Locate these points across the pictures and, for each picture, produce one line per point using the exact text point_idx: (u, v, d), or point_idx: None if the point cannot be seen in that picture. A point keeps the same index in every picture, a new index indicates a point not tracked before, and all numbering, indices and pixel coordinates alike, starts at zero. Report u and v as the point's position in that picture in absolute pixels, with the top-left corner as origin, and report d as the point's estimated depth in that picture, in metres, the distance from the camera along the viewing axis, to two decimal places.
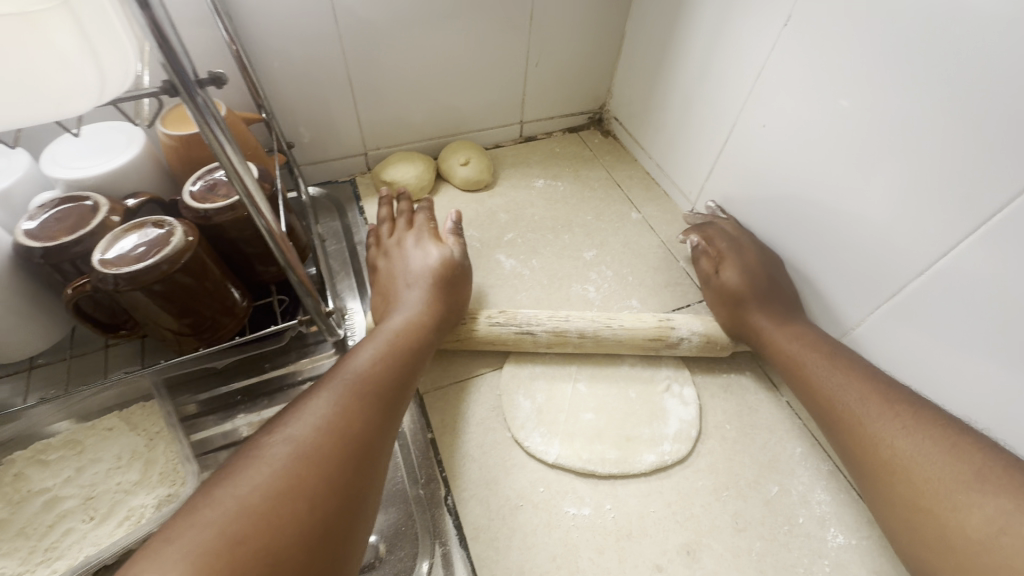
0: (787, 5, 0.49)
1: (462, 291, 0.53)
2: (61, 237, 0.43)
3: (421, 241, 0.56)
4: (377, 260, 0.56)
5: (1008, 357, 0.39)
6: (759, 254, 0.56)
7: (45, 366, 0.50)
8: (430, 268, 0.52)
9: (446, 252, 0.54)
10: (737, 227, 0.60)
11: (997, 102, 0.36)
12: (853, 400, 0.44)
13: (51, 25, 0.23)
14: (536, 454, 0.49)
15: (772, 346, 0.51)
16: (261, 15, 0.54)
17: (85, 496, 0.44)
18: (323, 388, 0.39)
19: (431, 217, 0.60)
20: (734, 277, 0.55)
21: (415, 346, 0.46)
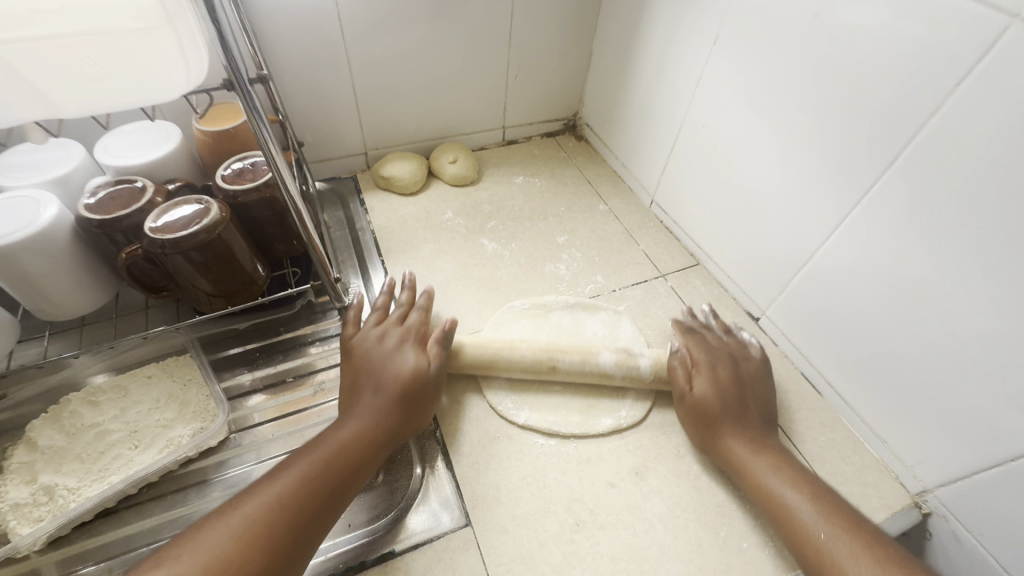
0: (716, 27, 0.60)
1: (423, 405, 0.52)
2: (115, 211, 0.52)
3: (404, 346, 0.55)
4: (357, 343, 0.55)
5: (893, 294, 0.50)
6: (733, 372, 0.55)
7: (93, 324, 0.58)
8: (399, 379, 0.51)
9: (422, 364, 0.53)
10: (719, 340, 0.60)
11: (866, 100, 0.47)
12: (844, 557, 0.42)
13: (160, 37, 0.31)
14: (508, 415, 0.56)
15: (750, 478, 0.49)
16: (281, 33, 0.64)
17: (129, 429, 0.52)
18: (230, 518, 0.38)
19: (424, 320, 0.59)
20: (708, 394, 0.53)
21: (351, 462, 0.45)
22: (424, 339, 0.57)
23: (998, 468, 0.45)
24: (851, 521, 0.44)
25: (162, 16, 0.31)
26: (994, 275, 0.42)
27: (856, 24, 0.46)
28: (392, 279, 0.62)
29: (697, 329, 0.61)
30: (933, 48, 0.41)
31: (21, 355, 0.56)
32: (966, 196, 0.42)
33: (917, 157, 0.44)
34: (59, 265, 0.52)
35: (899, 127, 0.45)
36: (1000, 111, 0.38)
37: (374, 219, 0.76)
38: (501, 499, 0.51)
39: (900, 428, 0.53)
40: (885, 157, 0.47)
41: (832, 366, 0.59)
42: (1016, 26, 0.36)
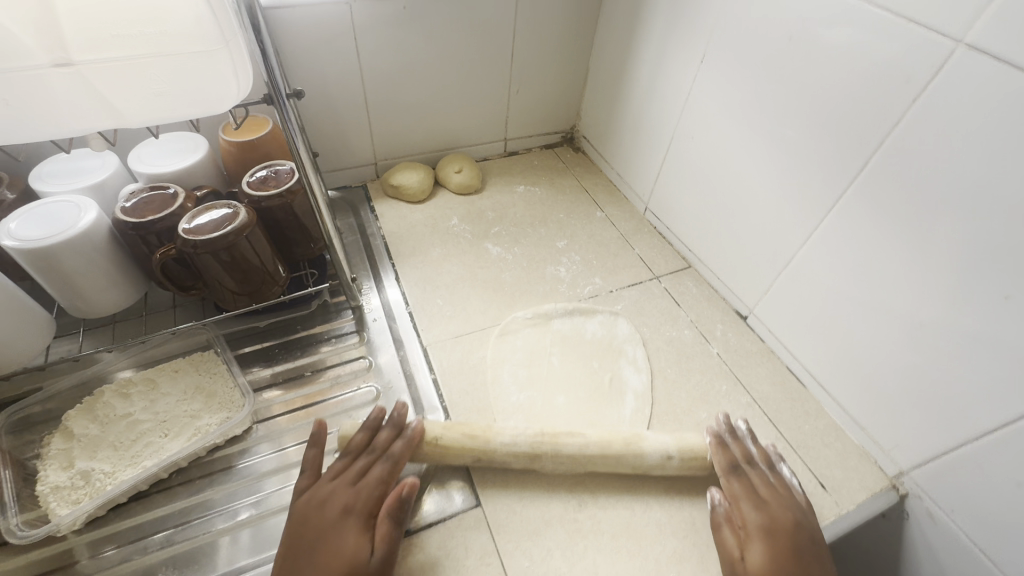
0: (702, 47, 0.66)
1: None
2: (150, 215, 0.56)
3: (347, 521, 0.45)
4: (303, 510, 0.46)
5: (865, 287, 0.55)
6: (789, 542, 0.46)
7: (124, 321, 0.62)
8: (324, 574, 0.42)
9: (362, 550, 0.44)
10: (768, 484, 0.51)
11: (837, 110, 0.52)
12: None
13: (217, 57, 0.36)
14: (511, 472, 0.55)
15: None
16: (300, 51, 0.69)
17: (159, 419, 0.55)
18: None
19: (389, 476, 0.49)
20: (756, 557, 0.46)
21: None
22: (385, 502, 0.48)
23: (962, 446, 0.50)
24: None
25: (221, 40, 0.35)
26: (949, 267, 0.47)
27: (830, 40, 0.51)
28: (373, 413, 0.53)
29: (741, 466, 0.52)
30: (891, 68, 0.47)
31: (55, 351, 0.60)
32: (924, 198, 0.47)
33: (881, 165, 0.50)
34: (96, 265, 0.56)
35: (866, 138, 0.50)
36: (949, 123, 0.44)
37: (383, 225, 0.81)
38: (508, 483, 0.55)
39: (876, 414, 0.58)
40: (854, 165, 0.52)
41: (815, 359, 0.63)
42: (961, 49, 0.42)
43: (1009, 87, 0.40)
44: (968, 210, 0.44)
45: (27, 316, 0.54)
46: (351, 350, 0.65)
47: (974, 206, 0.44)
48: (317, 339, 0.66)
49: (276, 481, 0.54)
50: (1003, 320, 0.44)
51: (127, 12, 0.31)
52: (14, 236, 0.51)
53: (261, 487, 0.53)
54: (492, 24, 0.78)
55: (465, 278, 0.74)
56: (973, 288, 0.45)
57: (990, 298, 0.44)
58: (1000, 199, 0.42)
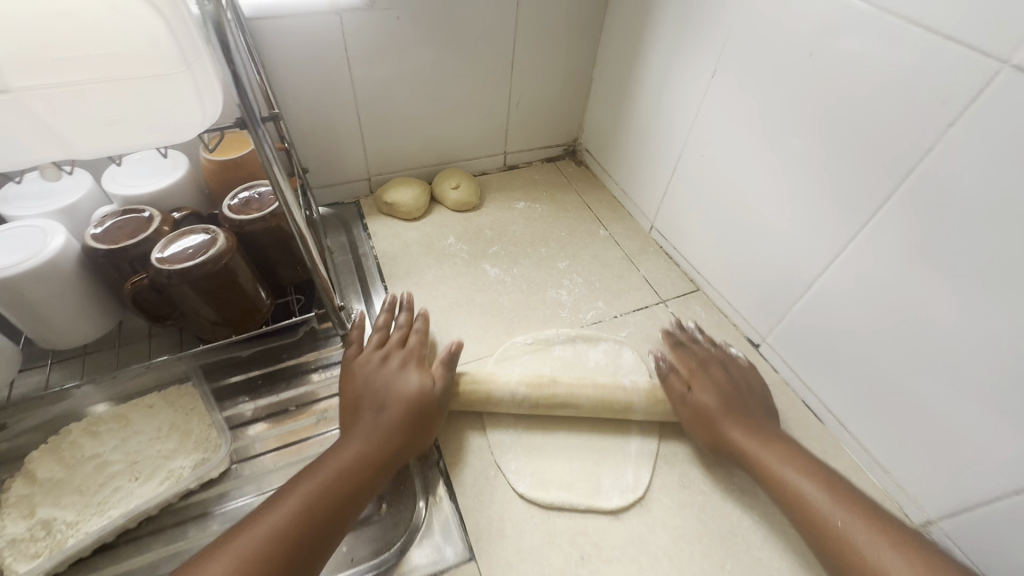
0: (713, 62, 0.62)
1: (427, 420, 0.52)
2: (123, 241, 0.52)
3: (405, 364, 0.56)
4: (355, 367, 0.55)
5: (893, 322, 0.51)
6: (728, 374, 0.58)
7: (95, 353, 0.58)
8: (401, 403, 0.52)
9: (425, 385, 0.54)
10: (710, 351, 0.62)
11: (865, 131, 0.48)
12: (867, 544, 0.43)
13: (177, 83, 0.32)
14: (509, 478, 0.54)
15: (775, 489, 0.49)
16: (287, 64, 0.66)
17: (130, 461, 0.52)
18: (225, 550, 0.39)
19: (424, 342, 0.60)
20: (708, 398, 0.56)
21: (353, 488, 0.45)
22: (424, 359, 0.58)
23: (999, 501, 0.45)
24: (863, 503, 0.46)
25: (181, 63, 0.32)
26: (988, 308, 0.43)
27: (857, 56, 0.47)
28: (394, 295, 0.64)
29: (687, 345, 0.64)
30: (926, 89, 0.42)
31: (21, 384, 0.56)
32: (960, 232, 0.43)
33: (913, 194, 0.46)
34: (64, 295, 0.52)
35: (895, 164, 0.46)
36: (994, 148, 0.40)
37: (376, 244, 0.77)
38: (505, 532, 0.51)
39: (902, 459, 0.54)
40: (881, 193, 0.48)
41: (834, 395, 0.59)
42: (1006, 71, 0.38)
43: None
44: (1013, 247, 0.40)
45: None
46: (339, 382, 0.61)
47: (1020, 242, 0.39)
48: (302, 369, 0.62)
49: None
50: None
51: (70, 30, 0.28)
52: None
53: None
54: (491, 34, 0.74)
55: (461, 303, 0.70)
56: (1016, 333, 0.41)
57: None
58: None
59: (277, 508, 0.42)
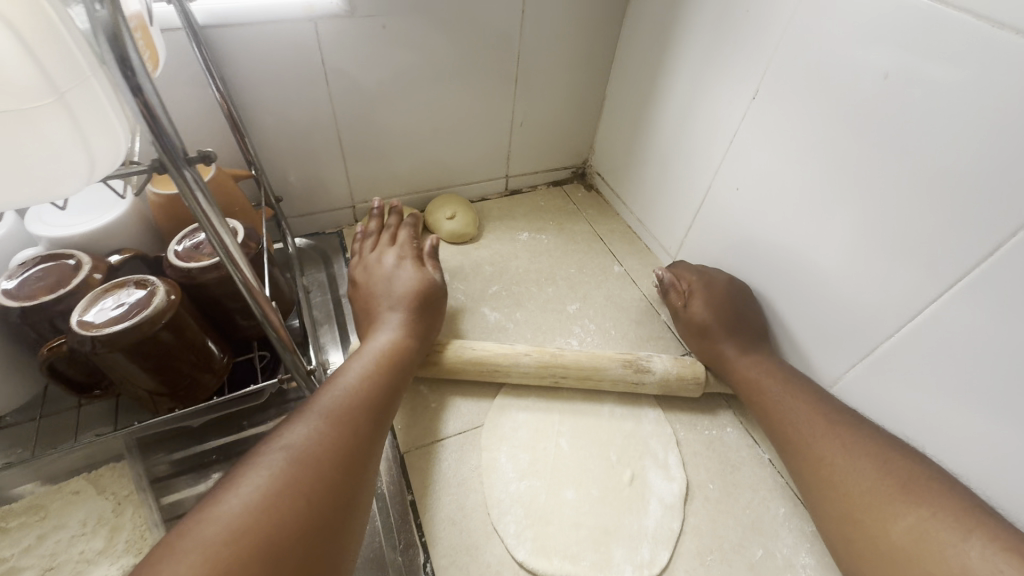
0: (755, 79, 0.53)
1: (434, 311, 0.55)
2: (41, 296, 0.43)
3: (404, 262, 0.58)
4: (356, 273, 0.58)
5: (986, 410, 0.39)
6: (729, 288, 0.58)
7: (12, 427, 0.48)
8: (414, 290, 0.55)
9: (429, 275, 0.57)
10: (704, 266, 0.63)
11: (957, 171, 0.38)
12: (802, 423, 0.48)
13: (45, 119, 0.23)
14: (507, 546, 0.46)
15: (747, 384, 0.54)
16: (254, 78, 0.56)
17: (45, 567, 0.42)
18: (311, 404, 0.41)
19: (414, 235, 0.62)
20: (704, 313, 0.57)
21: (398, 362, 0.49)
22: (419, 254, 0.60)
23: None
24: (808, 393, 0.50)
25: (52, 91, 0.23)
26: None
27: (946, 75, 0.37)
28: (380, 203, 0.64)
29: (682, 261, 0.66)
30: None
31: None
32: None
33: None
34: None
35: (1000, 212, 0.36)
36: None
37: None
38: None
39: None
40: (978, 248, 0.38)
41: None
42: None
43: None
44: None
45: None
46: None
47: None
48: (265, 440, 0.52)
49: None
50: None
51: None
52: None
53: None
54: (490, 43, 0.65)
55: None
56: None
57: None
58: None
59: (339, 374, 0.45)
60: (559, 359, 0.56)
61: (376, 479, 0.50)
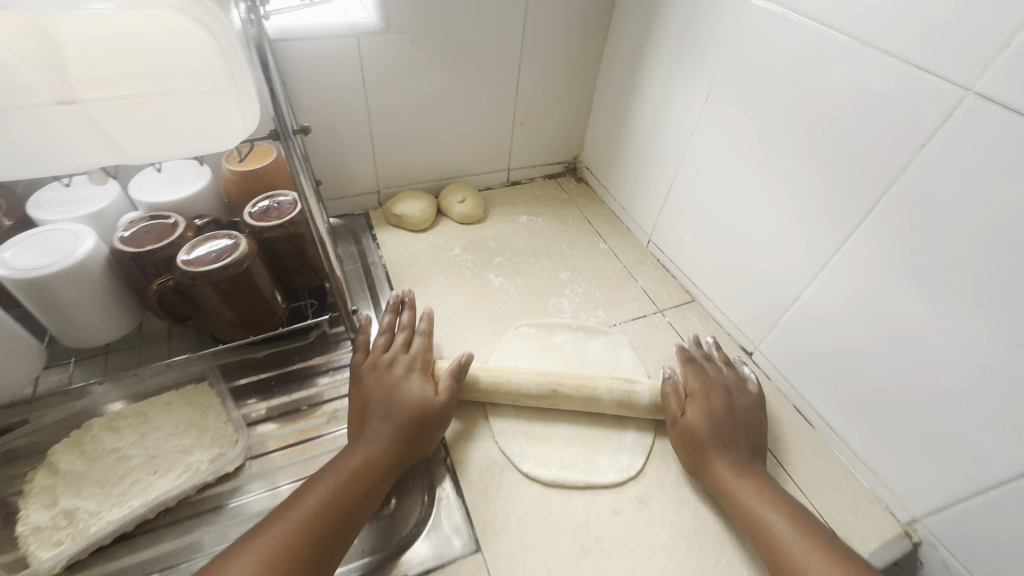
0: (706, 86, 0.67)
1: (429, 430, 0.54)
2: (149, 245, 0.55)
3: (409, 375, 0.56)
4: (364, 373, 0.56)
5: (875, 326, 0.54)
6: (728, 402, 0.57)
7: (117, 352, 0.61)
8: (405, 406, 0.53)
9: (427, 394, 0.55)
10: (717, 369, 0.62)
11: (845, 152, 0.52)
12: (811, 563, 0.45)
13: (224, 98, 0.36)
14: (512, 459, 0.58)
15: (733, 500, 0.51)
16: (307, 83, 0.70)
17: (149, 455, 0.54)
18: (252, 537, 0.41)
19: (428, 345, 0.61)
20: (702, 424, 0.55)
21: (362, 491, 0.47)
22: (430, 370, 0.59)
23: (980, 497, 0.48)
24: (813, 527, 0.48)
25: (230, 79, 0.35)
26: (960, 311, 0.46)
27: (842, 79, 0.51)
28: (397, 298, 0.64)
29: (698, 360, 0.63)
30: (900, 114, 0.47)
31: (45, 381, 0.59)
32: (933, 244, 0.47)
33: (892, 208, 0.49)
34: (91, 294, 0.55)
35: (874, 180, 0.50)
36: (986, 143, 0.42)
37: (385, 254, 0.80)
38: (510, 526, 0.53)
39: (887, 458, 0.56)
40: (862, 207, 0.52)
41: (825, 399, 0.62)
42: (970, 97, 0.42)
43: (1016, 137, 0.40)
44: (987, 258, 0.43)
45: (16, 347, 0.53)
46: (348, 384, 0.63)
47: (1002, 246, 0.42)
48: (313, 372, 0.64)
49: None
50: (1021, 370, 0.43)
51: (127, 52, 0.31)
52: (7, 265, 0.50)
53: None
54: (499, 57, 0.79)
55: (467, 310, 0.73)
56: (989, 336, 0.45)
57: (1007, 347, 0.44)
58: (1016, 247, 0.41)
59: (294, 502, 0.44)
60: (555, 387, 0.60)
61: None
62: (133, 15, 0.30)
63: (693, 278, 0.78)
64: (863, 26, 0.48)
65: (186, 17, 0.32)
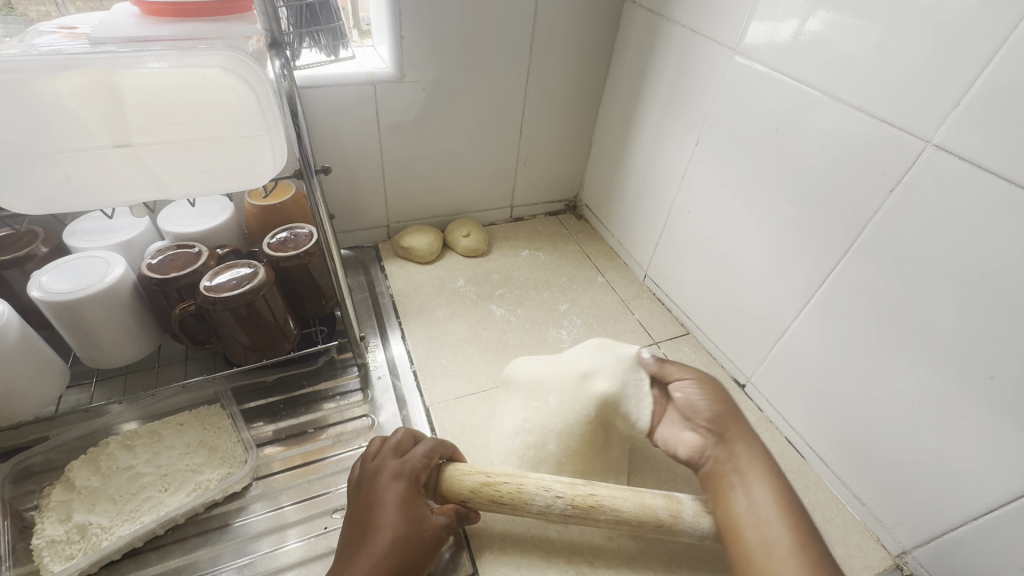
0: (696, 132, 0.72)
1: (423, 555, 0.46)
2: (173, 272, 0.59)
3: (400, 486, 0.48)
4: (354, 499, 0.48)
5: (860, 359, 0.56)
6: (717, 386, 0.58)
7: (136, 373, 0.64)
8: (391, 528, 0.45)
9: (420, 513, 0.47)
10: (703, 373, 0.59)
11: (823, 195, 0.56)
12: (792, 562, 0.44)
13: (260, 141, 0.40)
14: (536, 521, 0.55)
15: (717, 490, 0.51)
16: (326, 126, 0.75)
17: (160, 473, 0.56)
18: None
19: (430, 453, 0.52)
20: (704, 404, 0.56)
21: None
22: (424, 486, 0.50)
23: (964, 526, 0.49)
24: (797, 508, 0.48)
25: (265, 126, 0.40)
26: (935, 342, 0.49)
27: (818, 130, 0.55)
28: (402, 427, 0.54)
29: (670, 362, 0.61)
30: (870, 160, 0.51)
31: (66, 400, 0.62)
32: (907, 280, 0.50)
33: (869, 248, 0.53)
34: (117, 317, 0.58)
35: (851, 222, 0.54)
36: (949, 188, 0.45)
37: (392, 284, 0.84)
38: (506, 549, 0.54)
39: (877, 490, 0.58)
40: (840, 247, 0.56)
41: (816, 430, 0.64)
42: (930, 148, 0.46)
43: (975, 184, 0.44)
44: (957, 295, 0.46)
45: (45, 364, 0.56)
46: (353, 408, 0.65)
47: (965, 280, 0.46)
48: (320, 396, 0.67)
49: (269, 542, 0.53)
50: (992, 400, 0.45)
51: (176, 102, 0.37)
52: (43, 288, 0.54)
53: (254, 548, 0.53)
54: (504, 103, 0.85)
55: (469, 339, 0.76)
56: (961, 366, 0.47)
57: (979, 377, 0.46)
58: (983, 284, 0.44)
59: None
60: (590, 501, 0.50)
61: (408, 423, 0.64)
62: (185, 72, 0.36)
63: (686, 311, 0.81)
64: (833, 82, 0.53)
65: (229, 73, 0.37)
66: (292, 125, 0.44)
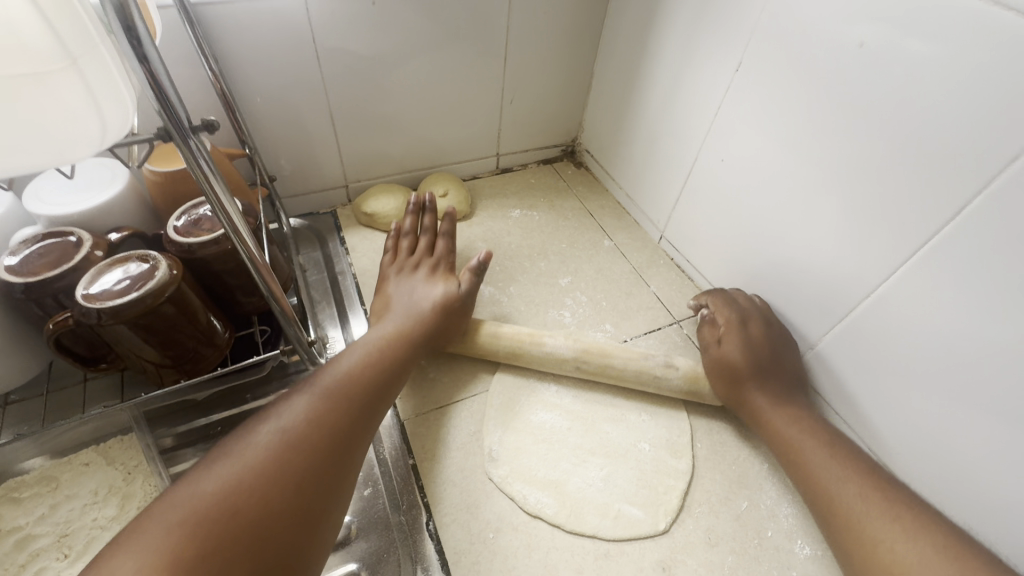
0: (738, 52, 0.54)
1: (459, 319, 0.56)
2: (43, 272, 0.44)
3: (434, 261, 0.59)
4: (388, 274, 0.59)
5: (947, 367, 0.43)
6: (766, 332, 0.54)
7: (18, 402, 0.50)
8: (432, 287, 0.56)
9: (455, 287, 0.56)
10: (751, 300, 0.58)
11: (920, 137, 0.40)
12: (861, 509, 0.42)
13: (60, 83, 0.25)
14: (533, 510, 0.48)
15: (783, 445, 0.49)
16: (243, 56, 0.57)
17: (59, 533, 0.43)
18: (297, 392, 0.41)
19: (452, 245, 0.62)
20: (739, 354, 0.53)
21: (399, 357, 0.49)
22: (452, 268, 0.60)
23: None
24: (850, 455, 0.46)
25: (65, 56, 0.25)
26: None
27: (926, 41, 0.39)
28: (417, 197, 0.64)
29: (731, 293, 0.60)
30: (1005, 84, 0.35)
31: None
32: None
33: (988, 215, 0.38)
34: None
35: (966, 176, 0.38)
36: None
37: (356, 260, 0.69)
38: None
39: None
40: (943, 210, 0.40)
41: (877, 438, 0.51)
42: None
43: None
44: None
45: None
46: None
47: None
48: None
49: None
50: None
51: None
52: None
53: None
54: (481, 22, 0.66)
55: None
56: None
57: None
58: None
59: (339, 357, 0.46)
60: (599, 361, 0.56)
61: (380, 443, 0.52)
62: None
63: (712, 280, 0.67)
64: None
65: None
66: (196, 47, 0.49)
